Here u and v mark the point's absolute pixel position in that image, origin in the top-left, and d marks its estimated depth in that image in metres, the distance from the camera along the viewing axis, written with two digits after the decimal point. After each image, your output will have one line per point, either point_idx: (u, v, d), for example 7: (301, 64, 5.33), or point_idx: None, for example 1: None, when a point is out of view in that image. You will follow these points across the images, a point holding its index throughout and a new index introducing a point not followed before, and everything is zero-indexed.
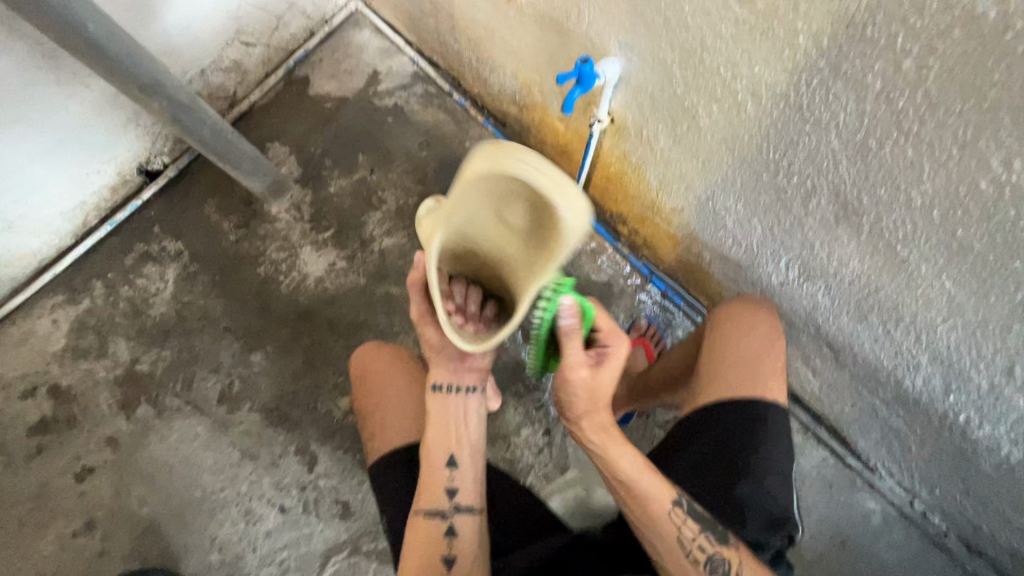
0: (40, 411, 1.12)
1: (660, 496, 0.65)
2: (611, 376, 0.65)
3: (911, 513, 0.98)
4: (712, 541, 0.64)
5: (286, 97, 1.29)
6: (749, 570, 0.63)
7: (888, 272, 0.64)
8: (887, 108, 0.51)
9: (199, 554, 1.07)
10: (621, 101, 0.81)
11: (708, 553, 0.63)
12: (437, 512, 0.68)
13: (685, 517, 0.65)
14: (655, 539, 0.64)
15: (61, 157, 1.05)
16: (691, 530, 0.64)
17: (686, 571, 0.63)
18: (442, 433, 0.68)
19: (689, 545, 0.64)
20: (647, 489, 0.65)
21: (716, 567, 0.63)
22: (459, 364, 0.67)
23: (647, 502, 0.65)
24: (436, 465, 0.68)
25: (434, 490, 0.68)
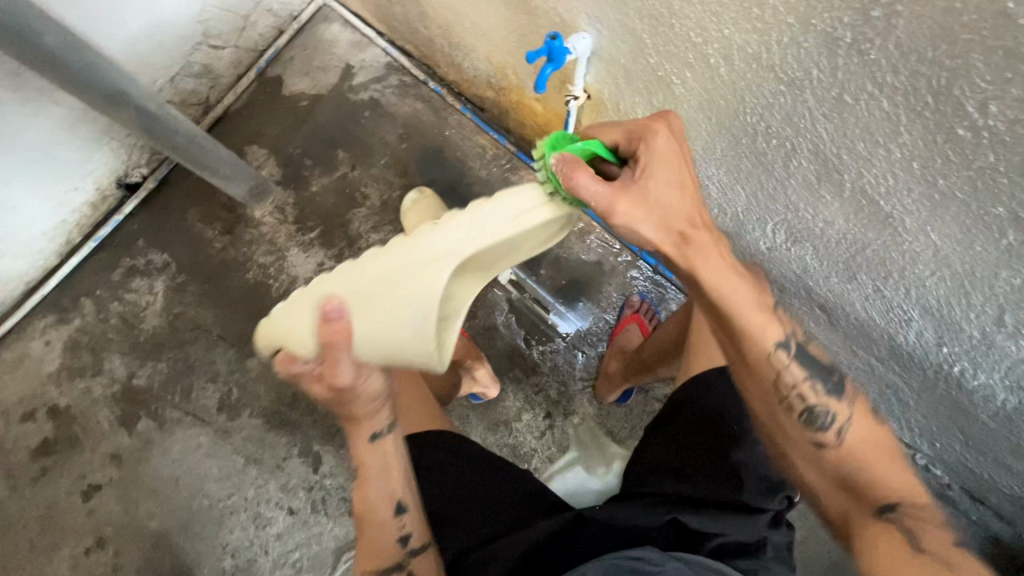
0: (42, 433, 1.12)
1: (767, 327, 0.61)
2: (669, 180, 0.56)
3: (913, 467, 0.99)
4: (821, 391, 0.62)
5: (260, 98, 1.27)
6: (856, 425, 0.61)
7: (873, 228, 0.64)
8: (859, 60, 0.50)
9: (212, 561, 1.07)
10: (596, 75, 0.80)
11: (814, 401, 0.61)
12: (392, 565, 0.69)
13: (790, 361, 0.61)
14: (753, 371, 0.62)
15: (37, 177, 1.03)
16: (794, 377, 0.62)
17: (785, 430, 0.63)
18: (386, 481, 0.68)
19: (789, 392, 0.62)
20: (753, 327, 0.60)
21: (815, 417, 0.61)
22: (382, 404, 0.66)
23: (758, 344, 0.61)
24: (382, 519, 0.68)
25: (385, 552, 0.68)
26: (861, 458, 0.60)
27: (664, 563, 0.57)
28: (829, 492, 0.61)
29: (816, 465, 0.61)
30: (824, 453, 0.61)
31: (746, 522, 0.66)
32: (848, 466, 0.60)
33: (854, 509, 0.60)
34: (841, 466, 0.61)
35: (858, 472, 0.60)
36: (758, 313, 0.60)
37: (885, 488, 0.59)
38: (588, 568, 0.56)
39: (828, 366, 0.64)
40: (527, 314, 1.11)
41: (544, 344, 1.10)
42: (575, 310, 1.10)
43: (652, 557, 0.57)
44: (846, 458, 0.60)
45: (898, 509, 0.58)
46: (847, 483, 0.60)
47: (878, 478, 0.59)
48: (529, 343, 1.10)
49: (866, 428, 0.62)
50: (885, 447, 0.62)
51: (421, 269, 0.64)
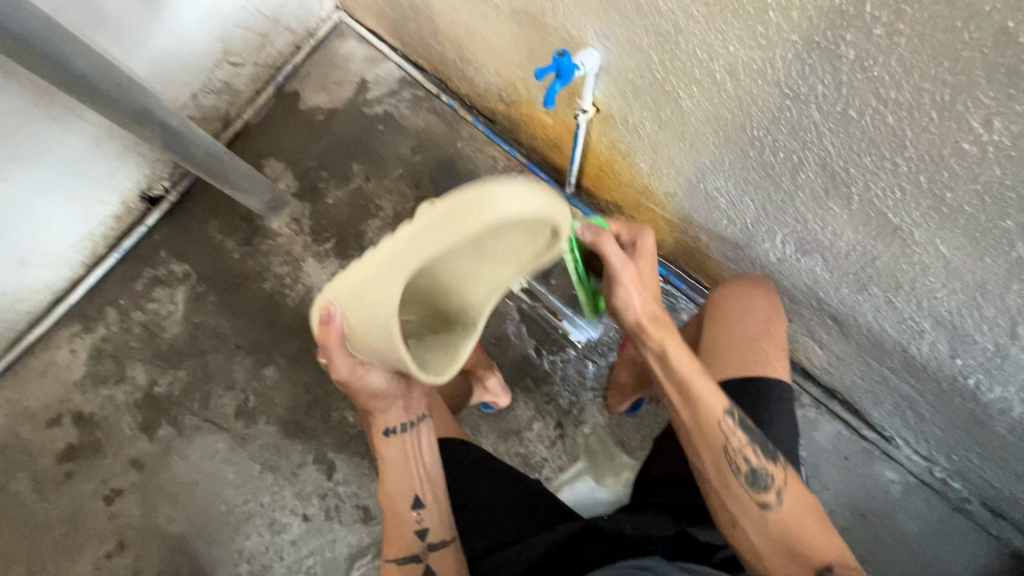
0: (66, 439, 1.15)
1: (714, 399, 0.66)
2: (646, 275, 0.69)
3: (930, 480, 0.97)
4: (761, 455, 0.65)
5: (278, 113, 1.30)
6: (792, 493, 0.64)
7: (882, 241, 0.64)
8: (863, 76, 0.51)
9: (228, 567, 1.09)
10: (604, 90, 0.81)
11: (753, 464, 0.64)
12: (411, 557, 0.73)
13: (735, 427, 0.65)
14: (701, 434, 0.65)
15: (65, 191, 1.07)
16: (737, 440, 0.65)
17: (735, 493, 0.63)
18: (404, 475, 0.75)
19: (735, 455, 0.64)
20: (705, 395, 0.66)
21: (758, 477, 0.63)
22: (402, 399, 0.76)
23: (704, 408, 0.65)
24: (401, 510, 0.74)
25: (404, 539, 0.74)
26: (795, 523, 0.62)
27: (671, 572, 0.57)
28: (777, 559, 0.60)
29: (758, 524, 0.62)
30: (764, 516, 0.62)
31: None
32: (783, 529, 0.62)
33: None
34: (781, 531, 0.61)
35: (793, 535, 0.61)
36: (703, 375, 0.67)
37: (819, 552, 0.60)
38: None
39: (763, 435, 0.67)
40: (538, 323, 1.12)
41: (555, 354, 1.11)
42: (586, 318, 1.10)
43: (659, 567, 0.57)
44: (780, 522, 0.62)
45: (836, 573, 0.58)
46: (790, 546, 0.60)
47: (811, 543, 0.60)
48: (540, 352, 1.11)
49: (799, 498, 0.64)
50: (814, 513, 0.64)
51: (403, 269, 0.54)
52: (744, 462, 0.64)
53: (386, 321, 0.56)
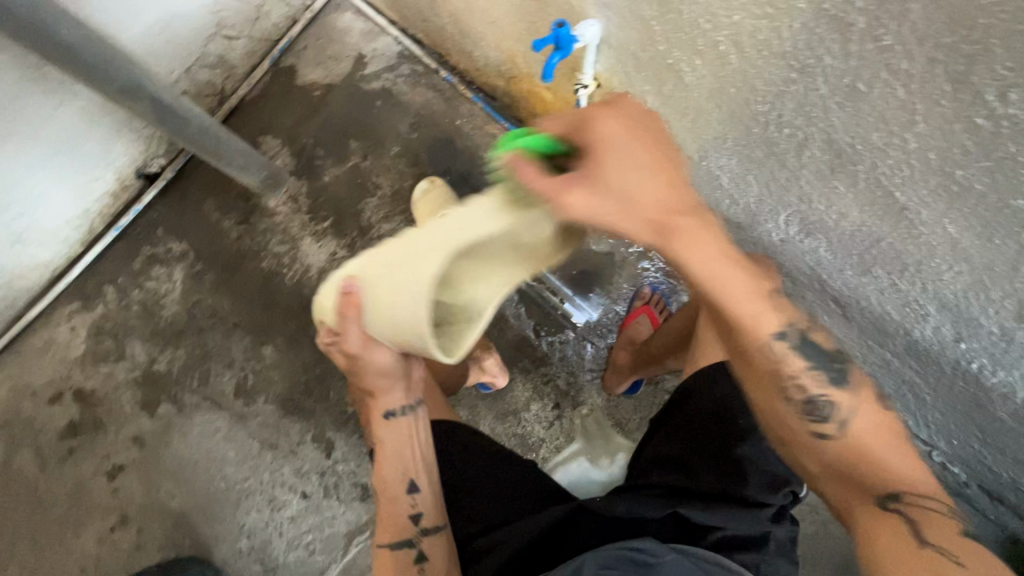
0: (68, 416, 1.16)
1: (764, 319, 0.58)
2: (626, 174, 0.52)
3: (929, 464, 0.96)
4: (825, 380, 0.58)
5: (274, 88, 1.27)
6: (863, 416, 0.57)
7: (888, 221, 0.62)
8: (873, 47, 0.49)
9: (229, 542, 1.11)
10: (605, 64, 0.78)
11: (814, 391, 0.58)
12: (403, 541, 0.73)
13: (789, 351, 0.58)
14: (749, 361, 0.60)
15: (59, 168, 1.06)
16: (795, 365, 0.58)
17: (782, 418, 0.59)
18: (399, 458, 0.75)
19: (787, 380, 0.58)
20: (749, 318, 0.57)
21: (817, 408, 0.57)
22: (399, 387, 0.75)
23: (748, 333, 0.58)
24: (395, 495, 0.74)
25: (397, 521, 0.73)
26: (866, 446, 0.56)
27: (663, 555, 0.57)
28: (829, 484, 0.59)
29: (815, 455, 0.58)
30: (825, 445, 0.57)
31: (746, 516, 0.66)
32: (849, 455, 0.57)
33: (855, 499, 0.57)
34: (846, 459, 0.57)
35: (861, 459, 0.56)
36: (745, 293, 0.57)
37: (891, 478, 0.55)
38: (587, 558, 0.57)
39: (833, 352, 0.59)
40: (537, 304, 1.11)
41: (553, 335, 1.10)
42: (587, 300, 1.09)
43: (651, 549, 0.57)
44: (845, 447, 0.57)
45: (906, 501, 0.54)
46: (853, 473, 0.57)
47: (882, 468, 0.56)
48: (538, 333, 1.10)
49: (874, 415, 0.57)
50: (890, 433, 0.57)
51: (419, 254, 0.57)
52: (799, 389, 0.58)
53: (414, 311, 0.57)
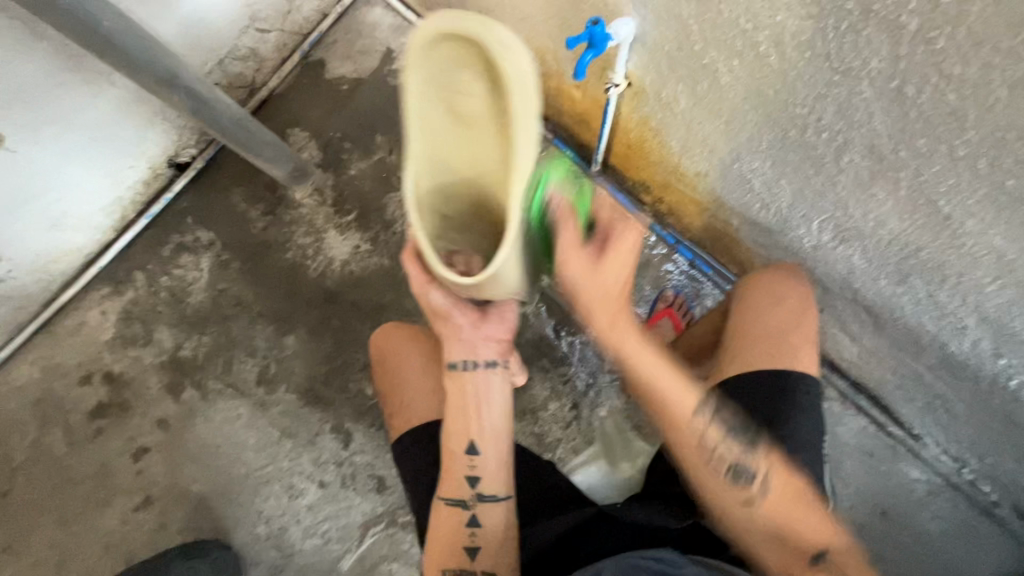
0: (97, 397, 1.19)
1: (680, 394, 0.66)
2: (617, 269, 0.66)
3: (958, 482, 0.94)
4: (740, 450, 0.64)
5: (303, 81, 1.29)
6: (778, 478, 0.63)
7: (930, 230, 0.60)
8: (924, 50, 0.47)
9: (248, 527, 1.12)
10: (638, 63, 0.77)
11: (734, 459, 0.64)
12: (459, 501, 0.71)
13: (708, 424, 0.65)
14: (674, 436, 0.66)
15: (95, 154, 1.09)
16: (711, 435, 0.64)
17: (709, 482, 0.64)
18: (463, 420, 0.72)
19: (710, 452, 0.64)
20: (672, 393, 0.65)
21: (740, 472, 0.63)
22: (472, 336, 0.72)
23: (672, 411, 0.65)
24: (456, 452, 0.72)
25: (456, 478, 0.72)
26: (781, 513, 0.62)
27: (684, 565, 0.56)
28: (767, 549, 0.62)
29: (747, 521, 0.62)
30: (751, 508, 0.62)
31: None
32: (773, 521, 0.62)
33: (793, 563, 0.60)
34: (771, 523, 0.62)
35: (786, 525, 0.62)
36: (653, 363, 0.67)
37: (812, 538, 0.61)
38: (607, 563, 0.56)
39: (751, 428, 0.66)
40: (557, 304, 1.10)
41: (573, 335, 1.09)
42: None
43: (671, 558, 0.56)
44: (768, 516, 0.62)
45: (828, 557, 0.60)
46: (781, 532, 0.62)
47: (802, 532, 0.61)
48: (558, 332, 1.09)
49: (786, 485, 0.63)
50: (799, 493, 0.63)
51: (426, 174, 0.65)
52: (724, 460, 0.64)
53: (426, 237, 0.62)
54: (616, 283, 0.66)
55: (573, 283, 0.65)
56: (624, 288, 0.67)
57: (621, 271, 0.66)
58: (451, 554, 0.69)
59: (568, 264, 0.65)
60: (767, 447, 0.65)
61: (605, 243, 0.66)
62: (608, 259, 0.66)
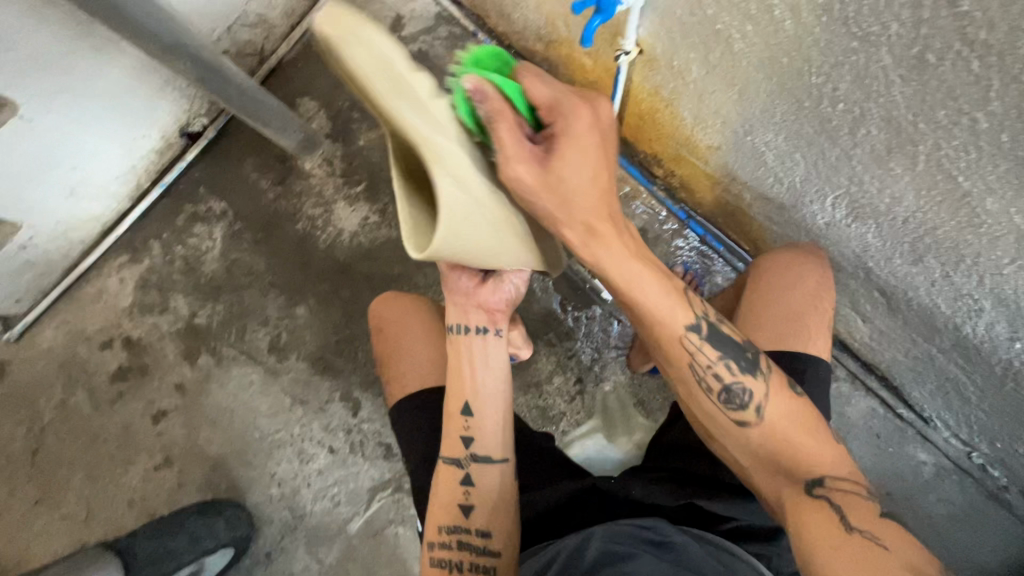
0: (117, 361, 1.23)
1: (675, 312, 0.61)
2: (577, 160, 0.54)
3: (967, 466, 0.92)
4: (738, 369, 0.61)
5: (312, 49, 1.27)
6: (774, 404, 0.60)
7: (948, 208, 0.58)
8: (949, 14, 0.44)
9: (261, 488, 1.17)
10: (649, 29, 0.74)
11: (726, 376, 0.61)
12: (454, 460, 0.70)
13: (701, 344, 0.62)
14: (672, 361, 0.63)
15: (107, 123, 1.10)
16: (705, 357, 0.62)
17: (702, 404, 0.62)
18: (458, 378, 0.72)
19: (702, 371, 0.62)
20: (663, 313, 0.61)
21: (732, 395, 0.61)
22: (467, 300, 0.73)
23: (667, 326, 0.61)
24: (452, 413, 0.72)
25: (451, 439, 0.70)
26: (780, 429, 0.59)
27: (673, 535, 0.57)
28: (756, 467, 0.60)
29: (737, 440, 0.61)
30: (745, 429, 0.60)
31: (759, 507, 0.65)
32: (770, 437, 0.59)
33: (782, 481, 0.58)
34: (765, 443, 0.60)
35: (783, 446, 0.59)
36: (653, 289, 0.60)
37: (814, 463, 0.57)
38: (596, 530, 0.57)
39: (741, 344, 0.63)
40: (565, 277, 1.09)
41: (580, 310, 1.09)
42: None
43: (661, 529, 0.57)
44: (761, 430, 0.60)
45: (827, 484, 0.56)
46: (776, 451, 0.59)
47: (795, 448, 0.58)
48: (565, 307, 1.09)
49: (778, 392, 0.61)
50: (802, 413, 0.60)
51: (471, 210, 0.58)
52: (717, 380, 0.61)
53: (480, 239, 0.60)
54: (583, 184, 0.54)
55: (530, 202, 0.54)
56: (596, 183, 0.55)
57: (580, 167, 0.54)
58: (444, 514, 0.68)
59: (511, 156, 0.50)
60: (767, 371, 0.62)
61: (557, 122, 0.53)
62: (554, 153, 0.53)
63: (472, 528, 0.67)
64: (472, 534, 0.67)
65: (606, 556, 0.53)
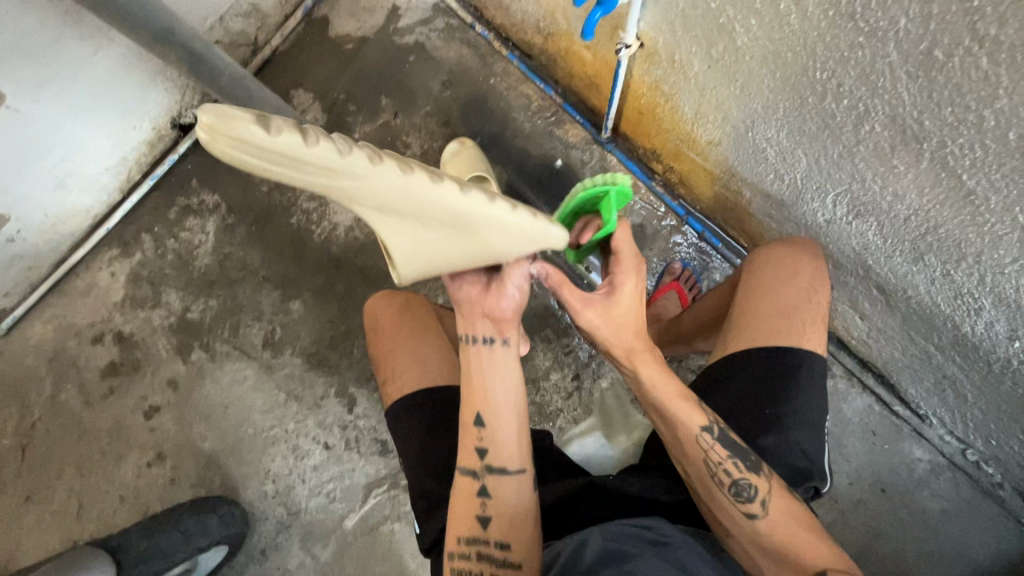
0: (109, 356, 1.22)
1: (689, 413, 0.62)
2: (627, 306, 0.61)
3: (961, 463, 0.93)
4: (742, 466, 0.60)
5: (307, 40, 1.25)
6: (776, 502, 0.59)
7: (951, 206, 0.57)
8: (959, 8, 0.43)
9: (256, 484, 1.16)
10: (651, 22, 0.73)
11: (736, 474, 0.60)
12: (470, 471, 0.64)
13: (714, 443, 0.61)
14: (684, 459, 0.63)
15: (97, 114, 1.07)
16: (717, 455, 0.61)
17: (718, 503, 0.60)
18: (468, 386, 0.63)
19: (714, 467, 0.61)
20: (680, 415, 0.62)
21: (740, 490, 0.59)
22: (472, 308, 0.61)
23: (682, 425, 0.62)
24: (464, 424, 0.64)
25: (464, 451, 0.64)
26: (784, 530, 0.58)
27: (672, 534, 0.57)
28: (769, 562, 0.58)
29: (746, 533, 0.59)
30: (753, 525, 0.59)
31: None
32: (773, 538, 0.58)
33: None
34: (772, 540, 0.58)
35: (786, 540, 0.58)
36: (679, 397, 0.62)
37: (815, 559, 0.56)
38: (595, 530, 0.57)
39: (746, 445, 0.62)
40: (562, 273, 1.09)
41: None
42: None
43: (661, 528, 0.57)
44: (769, 528, 0.58)
45: None
46: (782, 551, 0.58)
47: (801, 548, 0.57)
48: (562, 303, 1.09)
49: (782, 497, 0.60)
50: (803, 516, 0.59)
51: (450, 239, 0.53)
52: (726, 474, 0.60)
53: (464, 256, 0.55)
54: (632, 320, 0.61)
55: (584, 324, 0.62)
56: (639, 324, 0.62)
57: (636, 305, 0.61)
58: (461, 525, 0.63)
59: (575, 306, 0.60)
60: (770, 471, 0.62)
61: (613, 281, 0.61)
62: (619, 290, 0.60)
63: (490, 541, 0.62)
64: (491, 545, 0.62)
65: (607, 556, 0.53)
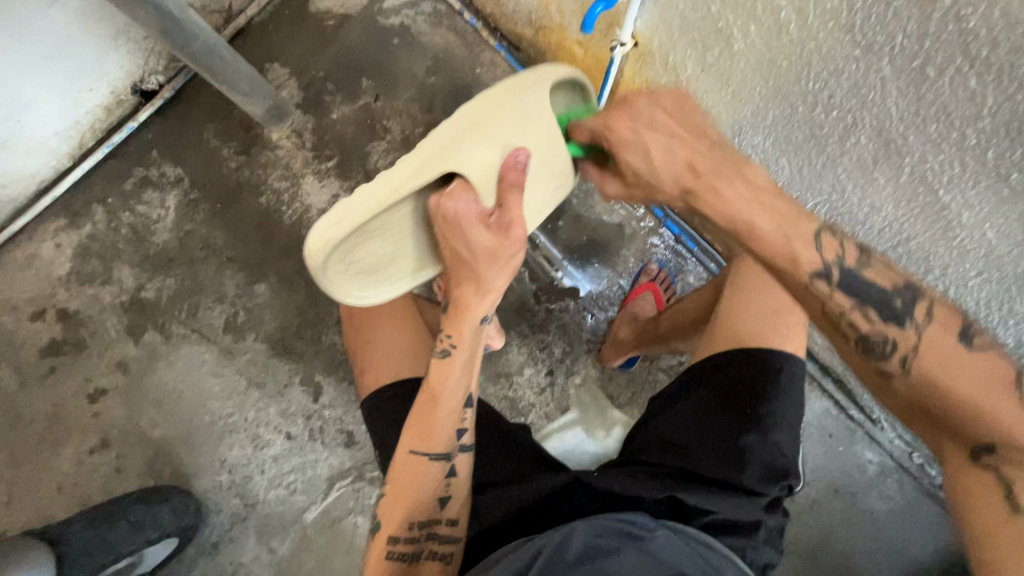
0: (50, 334, 1.13)
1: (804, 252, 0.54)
2: (643, 135, 0.59)
3: (908, 465, 0.99)
4: (884, 321, 0.53)
5: (285, 12, 1.19)
6: (929, 352, 0.52)
7: (924, 220, 0.61)
8: (955, 29, 0.45)
9: (211, 475, 1.10)
10: (647, 21, 0.73)
11: (867, 328, 0.54)
12: (441, 453, 0.66)
13: (837, 296, 0.54)
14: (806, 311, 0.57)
15: (50, 72, 0.99)
16: (837, 304, 0.54)
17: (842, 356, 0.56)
18: (466, 372, 0.66)
19: (838, 322, 0.55)
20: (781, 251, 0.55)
21: (872, 344, 0.53)
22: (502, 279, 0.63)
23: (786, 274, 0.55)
24: (451, 405, 0.66)
25: (445, 432, 0.65)
26: (943, 380, 0.51)
27: (655, 529, 0.57)
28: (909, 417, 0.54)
29: (885, 392, 0.54)
30: (891, 378, 0.53)
31: (740, 502, 0.65)
32: (926, 386, 0.52)
33: (945, 435, 0.52)
34: (916, 393, 0.52)
35: (932, 397, 0.52)
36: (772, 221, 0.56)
37: (986, 424, 0.49)
38: (578, 525, 0.57)
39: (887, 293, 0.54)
40: (536, 271, 1.09)
41: (552, 302, 1.08)
42: (583, 271, 1.09)
43: (644, 522, 0.58)
44: (923, 378, 0.52)
45: (991, 446, 0.49)
46: (928, 406, 0.52)
47: (960, 407, 0.50)
48: (538, 299, 1.08)
49: (944, 343, 0.52)
50: (981, 370, 0.51)
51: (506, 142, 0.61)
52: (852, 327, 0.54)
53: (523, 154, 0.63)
54: (670, 150, 0.58)
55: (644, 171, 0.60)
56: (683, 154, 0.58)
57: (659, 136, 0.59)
58: (419, 507, 0.65)
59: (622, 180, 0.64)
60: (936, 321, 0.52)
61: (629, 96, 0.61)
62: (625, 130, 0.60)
63: (445, 519, 0.65)
64: (443, 523, 0.65)
65: (589, 552, 0.54)
